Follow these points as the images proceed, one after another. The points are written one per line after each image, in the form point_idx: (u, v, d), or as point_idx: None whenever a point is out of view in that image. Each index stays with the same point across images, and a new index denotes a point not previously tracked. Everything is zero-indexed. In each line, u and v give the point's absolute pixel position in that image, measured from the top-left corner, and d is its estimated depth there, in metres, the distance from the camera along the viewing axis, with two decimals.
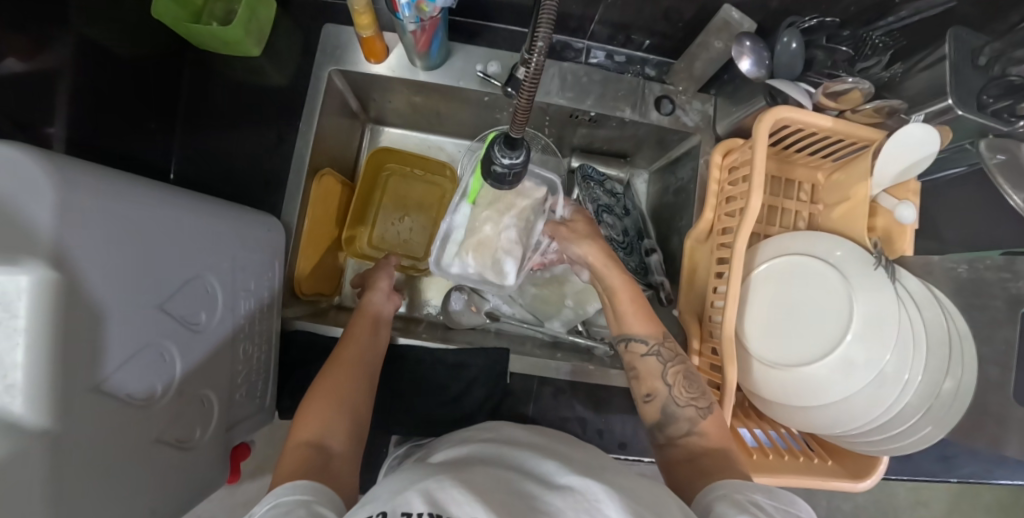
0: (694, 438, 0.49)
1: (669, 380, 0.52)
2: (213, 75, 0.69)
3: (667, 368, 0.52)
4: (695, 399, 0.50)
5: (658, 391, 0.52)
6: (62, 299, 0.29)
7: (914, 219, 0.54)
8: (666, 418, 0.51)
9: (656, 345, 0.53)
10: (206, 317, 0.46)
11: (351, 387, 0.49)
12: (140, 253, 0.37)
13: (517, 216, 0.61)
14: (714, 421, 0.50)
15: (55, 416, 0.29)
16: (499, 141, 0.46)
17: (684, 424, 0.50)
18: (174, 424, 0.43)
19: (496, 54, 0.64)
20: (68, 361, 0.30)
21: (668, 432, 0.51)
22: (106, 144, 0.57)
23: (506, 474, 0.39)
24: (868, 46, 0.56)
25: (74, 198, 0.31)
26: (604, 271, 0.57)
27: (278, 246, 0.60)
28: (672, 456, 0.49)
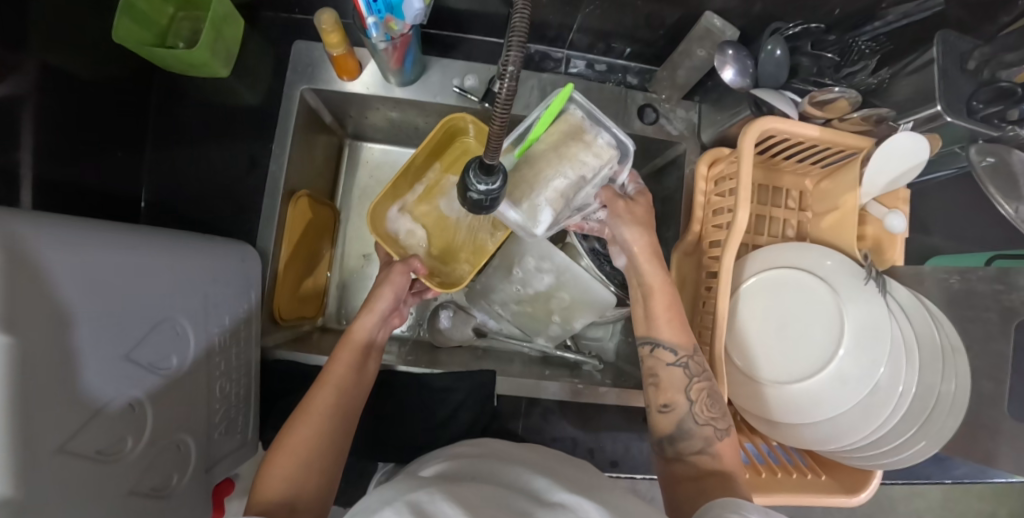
0: (706, 458, 0.48)
1: (691, 395, 0.50)
2: (183, 97, 0.66)
3: (692, 384, 0.50)
4: (715, 420, 0.49)
5: (677, 404, 0.50)
6: (21, 364, 0.27)
7: (904, 227, 0.53)
8: (679, 433, 0.49)
9: (684, 357, 0.51)
10: (177, 360, 0.45)
11: (321, 446, 0.42)
12: (103, 304, 0.35)
13: (580, 166, 0.52)
14: (729, 443, 0.49)
15: (23, 487, 0.27)
16: (474, 167, 0.44)
17: (698, 442, 0.49)
18: (147, 474, 0.42)
19: (473, 68, 0.62)
20: (28, 428, 0.28)
21: (679, 448, 0.49)
22: (74, 178, 0.55)
23: (497, 490, 0.38)
24: (855, 52, 0.55)
25: (29, 256, 0.29)
26: (646, 264, 0.54)
27: (253, 276, 0.58)
28: (679, 471, 0.48)
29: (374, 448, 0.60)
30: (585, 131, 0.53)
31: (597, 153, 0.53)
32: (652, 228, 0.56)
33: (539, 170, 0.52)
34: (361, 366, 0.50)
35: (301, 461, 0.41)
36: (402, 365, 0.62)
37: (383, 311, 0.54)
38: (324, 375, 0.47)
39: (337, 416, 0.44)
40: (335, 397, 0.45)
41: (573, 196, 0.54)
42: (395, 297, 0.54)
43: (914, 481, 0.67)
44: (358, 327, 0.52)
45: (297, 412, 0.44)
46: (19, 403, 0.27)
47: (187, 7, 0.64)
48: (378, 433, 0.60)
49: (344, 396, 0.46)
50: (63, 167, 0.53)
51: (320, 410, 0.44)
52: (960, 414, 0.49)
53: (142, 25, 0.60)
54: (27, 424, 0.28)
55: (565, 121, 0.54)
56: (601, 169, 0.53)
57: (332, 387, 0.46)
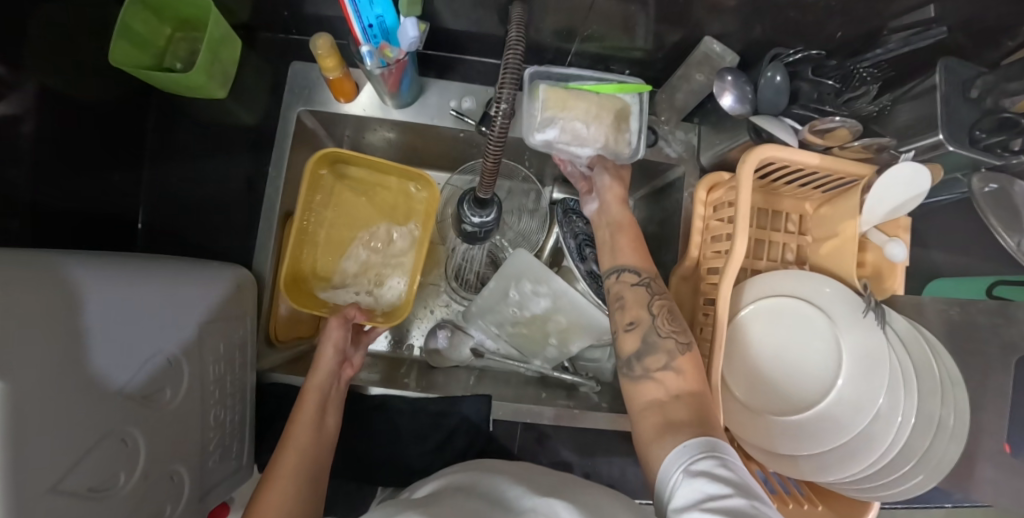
0: (668, 375, 0.45)
1: (654, 310, 0.49)
2: (180, 118, 0.66)
3: (655, 299, 0.50)
4: (676, 333, 0.47)
5: (642, 319, 0.49)
6: (13, 408, 0.27)
7: (905, 256, 0.53)
8: (645, 347, 0.47)
9: (647, 278, 0.52)
10: (170, 392, 0.45)
11: (290, 507, 0.43)
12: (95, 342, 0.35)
13: (600, 130, 0.56)
14: (691, 358, 0.46)
15: None
16: (467, 200, 0.44)
17: (662, 357, 0.46)
18: (140, 507, 0.42)
19: (470, 90, 0.62)
20: (22, 469, 0.28)
21: (645, 363, 0.46)
22: (70, 202, 0.55)
23: (474, 504, 0.37)
24: (856, 78, 0.53)
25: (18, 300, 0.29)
26: (616, 207, 0.56)
27: (249, 300, 0.58)
28: (646, 393, 0.45)
29: (369, 472, 0.60)
30: (626, 123, 0.57)
31: (616, 141, 0.57)
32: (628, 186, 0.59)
33: (571, 106, 0.55)
34: (322, 421, 0.50)
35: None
36: (374, 386, 0.61)
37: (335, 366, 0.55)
38: (285, 437, 0.48)
39: (302, 476, 0.45)
40: (297, 459, 0.46)
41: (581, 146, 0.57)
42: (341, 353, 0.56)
43: (915, 506, 0.67)
44: (315, 384, 0.53)
45: (260, 482, 0.44)
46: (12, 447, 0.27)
47: (185, 28, 0.64)
48: (373, 457, 0.60)
49: (306, 458, 0.47)
50: (59, 190, 0.53)
51: (286, 474, 0.45)
52: (961, 442, 0.48)
53: (140, 48, 0.60)
54: (20, 466, 0.28)
55: (619, 104, 0.57)
56: (610, 150, 0.57)
57: (296, 450, 0.47)
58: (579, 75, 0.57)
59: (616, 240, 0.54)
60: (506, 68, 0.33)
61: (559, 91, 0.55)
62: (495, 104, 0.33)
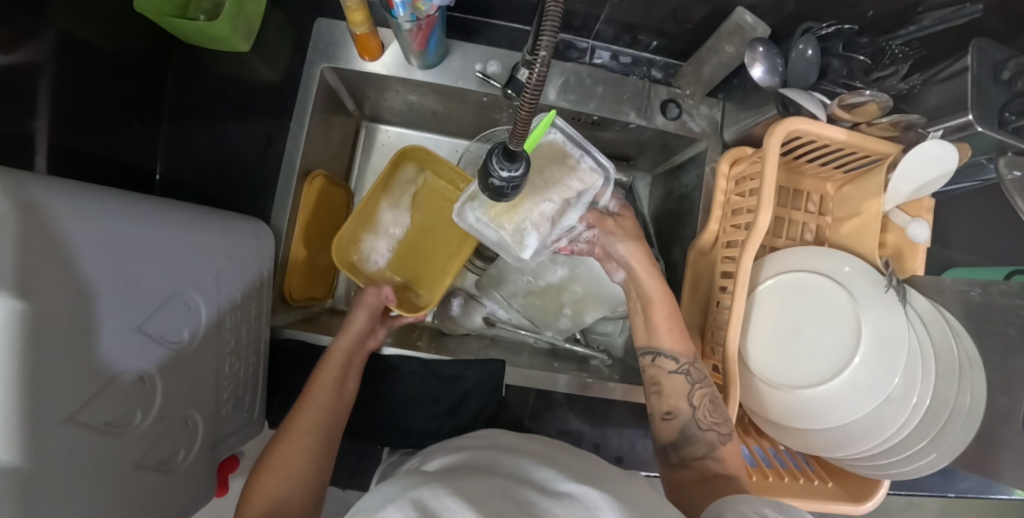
0: (712, 462, 0.48)
1: (694, 401, 0.50)
2: (201, 72, 0.66)
3: (694, 390, 0.50)
4: (718, 425, 0.49)
5: (680, 411, 0.50)
6: (34, 327, 0.26)
7: (927, 238, 0.52)
8: (682, 439, 0.50)
9: (685, 364, 0.51)
10: (189, 334, 0.44)
11: (303, 459, 0.45)
12: (118, 277, 0.35)
13: (562, 195, 0.53)
14: (732, 447, 0.49)
15: (28, 453, 0.27)
16: (497, 152, 0.44)
17: (702, 447, 0.49)
18: (153, 449, 0.42)
19: (496, 53, 0.61)
20: (38, 396, 0.28)
21: (683, 454, 0.50)
22: (89, 148, 0.54)
23: (503, 480, 0.37)
24: (886, 56, 0.55)
25: (46, 223, 0.28)
26: (646, 277, 0.55)
27: (266, 255, 0.58)
28: (683, 475, 0.49)
29: (379, 432, 0.60)
30: (569, 155, 0.53)
31: (580, 178, 0.53)
32: (643, 241, 0.58)
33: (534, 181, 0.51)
34: (341, 385, 0.52)
35: (284, 475, 0.43)
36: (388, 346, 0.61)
37: (360, 333, 0.57)
38: (305, 395, 0.50)
39: (319, 431, 0.48)
40: (316, 415, 0.48)
41: (559, 220, 0.54)
42: (364, 322, 0.57)
43: (919, 492, 0.67)
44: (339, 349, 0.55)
45: (276, 435, 0.47)
46: (30, 372, 0.27)
47: None
48: (383, 417, 0.60)
49: (319, 419, 0.48)
50: (77, 137, 0.52)
51: (303, 427, 0.47)
52: (974, 424, 0.49)
53: None
54: (36, 394, 0.27)
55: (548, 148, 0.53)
56: (586, 191, 0.54)
57: (313, 406, 0.49)
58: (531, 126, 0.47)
59: (650, 317, 0.53)
60: (546, 19, 0.29)
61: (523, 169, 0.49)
62: (533, 56, 0.30)
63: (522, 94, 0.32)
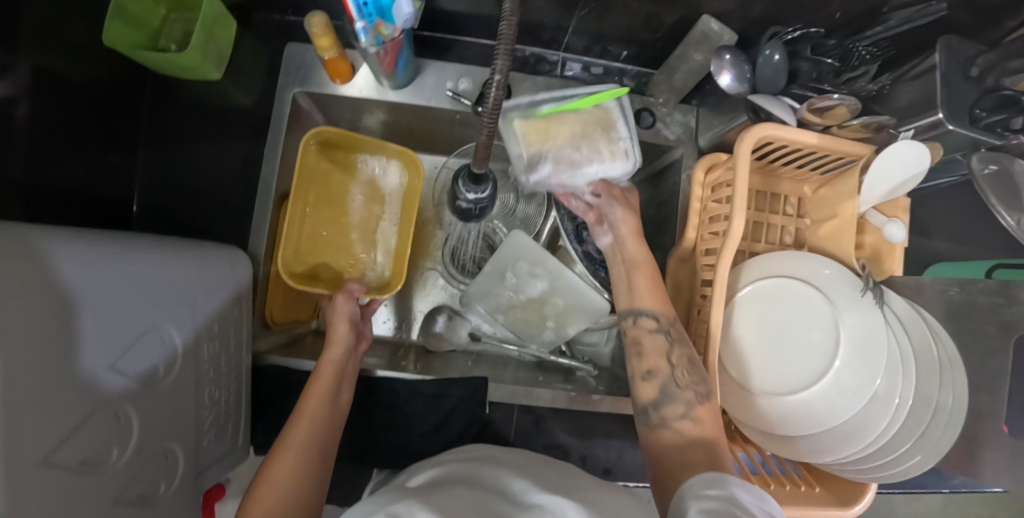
0: (687, 423, 0.46)
1: (673, 360, 0.49)
2: (176, 100, 0.66)
3: (673, 348, 0.49)
4: (696, 384, 0.47)
5: (659, 368, 0.49)
6: (8, 375, 0.27)
7: (904, 238, 0.52)
8: (662, 397, 0.47)
9: (665, 324, 0.51)
10: (165, 368, 0.45)
11: (299, 473, 0.43)
12: (91, 317, 0.35)
13: (593, 150, 0.56)
14: (709, 408, 0.47)
15: (5, 500, 0.27)
16: (462, 176, 0.44)
17: (681, 406, 0.46)
18: (132, 484, 0.42)
19: (467, 70, 0.61)
20: (15, 441, 0.28)
21: (663, 413, 0.46)
22: (65, 182, 0.54)
23: (480, 494, 0.37)
24: (855, 57, 0.53)
25: (17, 269, 0.29)
26: (632, 243, 0.55)
27: (245, 282, 0.58)
28: (663, 441, 0.46)
29: (365, 453, 0.60)
30: (615, 130, 0.56)
31: (613, 151, 0.56)
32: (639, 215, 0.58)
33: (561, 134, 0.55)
34: (333, 396, 0.51)
35: (281, 493, 0.42)
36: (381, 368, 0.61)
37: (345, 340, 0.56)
38: (297, 409, 0.48)
39: (313, 447, 0.46)
40: (307, 431, 0.47)
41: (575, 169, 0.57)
42: (347, 329, 0.56)
43: (910, 491, 0.67)
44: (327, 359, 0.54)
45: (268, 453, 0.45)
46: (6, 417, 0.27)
47: (179, 8, 0.63)
48: (368, 439, 0.60)
49: (310, 431, 0.47)
50: (52, 174, 0.52)
51: (296, 442, 0.45)
52: (957, 425, 0.48)
53: (133, 28, 0.59)
54: (12, 438, 0.28)
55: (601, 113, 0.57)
56: (612, 165, 0.56)
57: (305, 423, 0.47)
58: (549, 95, 0.55)
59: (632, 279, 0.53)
60: (498, 45, 0.33)
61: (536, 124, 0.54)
62: (488, 79, 0.34)
63: (483, 116, 0.37)
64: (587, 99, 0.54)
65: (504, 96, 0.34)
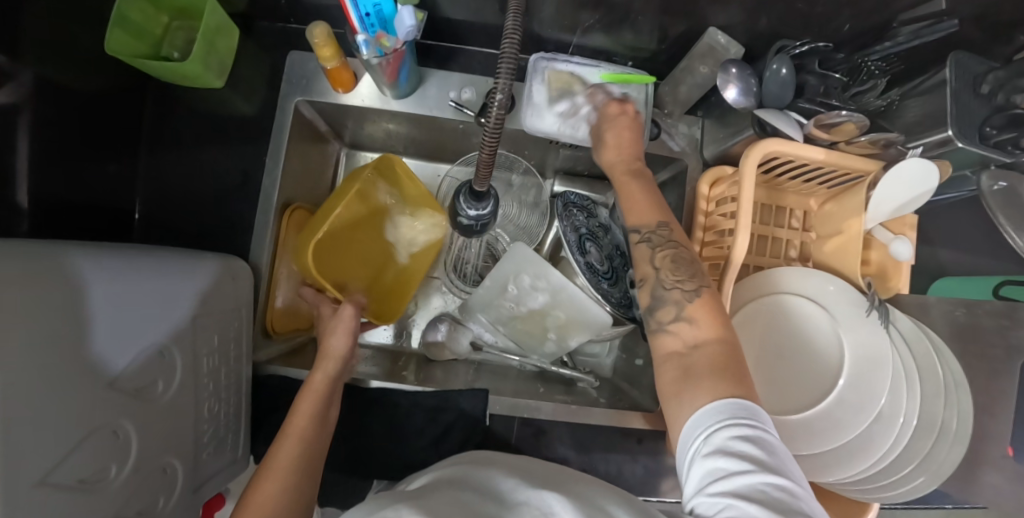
0: (682, 326, 0.41)
1: (657, 264, 0.46)
2: (178, 108, 0.66)
3: (655, 252, 0.46)
4: (682, 281, 0.44)
5: (646, 275, 0.46)
6: None
7: (910, 255, 0.51)
8: (655, 301, 0.44)
9: (647, 232, 0.47)
10: (164, 385, 0.45)
11: (288, 492, 0.42)
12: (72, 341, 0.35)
13: None
14: (703, 305, 0.42)
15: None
16: (464, 191, 0.44)
17: (671, 309, 0.43)
18: (133, 499, 0.42)
19: (470, 80, 0.61)
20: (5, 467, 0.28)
21: (656, 316, 0.43)
22: (65, 191, 0.54)
23: (466, 496, 0.36)
24: (863, 72, 0.53)
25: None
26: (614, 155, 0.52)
27: (246, 291, 0.58)
28: (665, 346, 0.42)
29: (364, 465, 0.59)
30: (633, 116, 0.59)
31: None
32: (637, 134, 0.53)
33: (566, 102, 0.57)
34: (324, 415, 0.50)
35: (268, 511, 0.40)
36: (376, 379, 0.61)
37: (338, 358, 0.55)
38: (286, 426, 0.47)
39: (300, 465, 0.44)
40: (297, 447, 0.45)
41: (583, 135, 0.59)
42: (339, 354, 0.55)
43: (915, 509, 0.67)
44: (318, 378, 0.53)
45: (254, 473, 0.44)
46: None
47: (182, 16, 0.63)
48: (369, 451, 0.60)
49: (298, 450, 0.45)
50: (53, 185, 0.52)
51: (284, 460, 0.44)
52: (965, 443, 0.47)
53: (136, 36, 0.59)
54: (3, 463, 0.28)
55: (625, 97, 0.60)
56: None
57: (292, 441, 0.46)
58: (586, 65, 0.59)
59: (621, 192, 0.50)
60: (503, 58, 0.33)
61: (564, 78, 0.59)
62: (491, 94, 0.34)
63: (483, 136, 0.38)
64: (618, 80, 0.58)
65: (507, 112, 0.34)
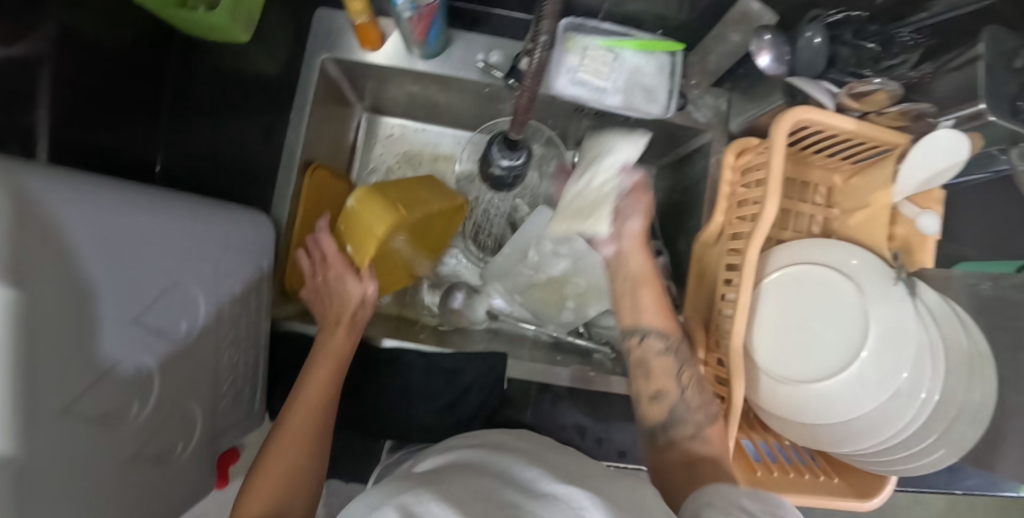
0: (699, 440, 0.47)
1: (683, 382, 0.50)
2: (201, 63, 0.65)
3: (681, 369, 0.51)
4: (705, 403, 0.50)
5: (669, 391, 0.50)
6: (33, 314, 0.26)
7: (937, 229, 0.51)
8: (671, 419, 0.49)
9: (673, 345, 0.52)
10: (187, 326, 0.44)
11: (302, 462, 0.45)
12: (109, 273, 0.34)
13: (629, 91, 0.59)
14: (719, 429, 0.48)
15: (20, 444, 0.26)
16: (498, 142, 0.45)
17: (691, 427, 0.48)
18: (151, 439, 0.42)
19: (498, 43, 0.61)
20: (33, 388, 0.27)
21: (671, 434, 0.49)
22: (90, 139, 0.54)
23: (485, 487, 0.33)
24: (897, 44, 0.53)
25: (37, 215, 0.27)
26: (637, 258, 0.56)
27: (267, 246, 0.58)
28: (676, 454, 0.47)
29: (380, 425, 0.60)
30: (658, 84, 0.60)
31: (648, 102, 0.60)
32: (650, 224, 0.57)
33: (588, 198, 0.56)
34: (333, 384, 0.51)
35: (285, 481, 0.44)
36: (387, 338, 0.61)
37: (347, 327, 0.55)
38: (296, 396, 0.49)
39: (312, 435, 0.47)
40: (309, 419, 0.47)
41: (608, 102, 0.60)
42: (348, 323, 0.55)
43: (921, 489, 0.67)
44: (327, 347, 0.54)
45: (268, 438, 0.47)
46: (28, 362, 0.26)
47: None
48: (385, 411, 0.60)
49: (309, 421, 0.48)
50: (78, 131, 0.52)
51: (298, 431, 0.47)
52: (983, 424, 0.49)
53: None
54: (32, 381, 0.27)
55: (653, 64, 0.60)
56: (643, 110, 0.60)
57: (303, 412, 0.48)
58: (614, 30, 0.59)
59: (639, 295, 0.54)
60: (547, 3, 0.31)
61: (596, 52, 0.59)
62: (535, 37, 0.33)
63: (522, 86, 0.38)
64: (646, 48, 0.58)
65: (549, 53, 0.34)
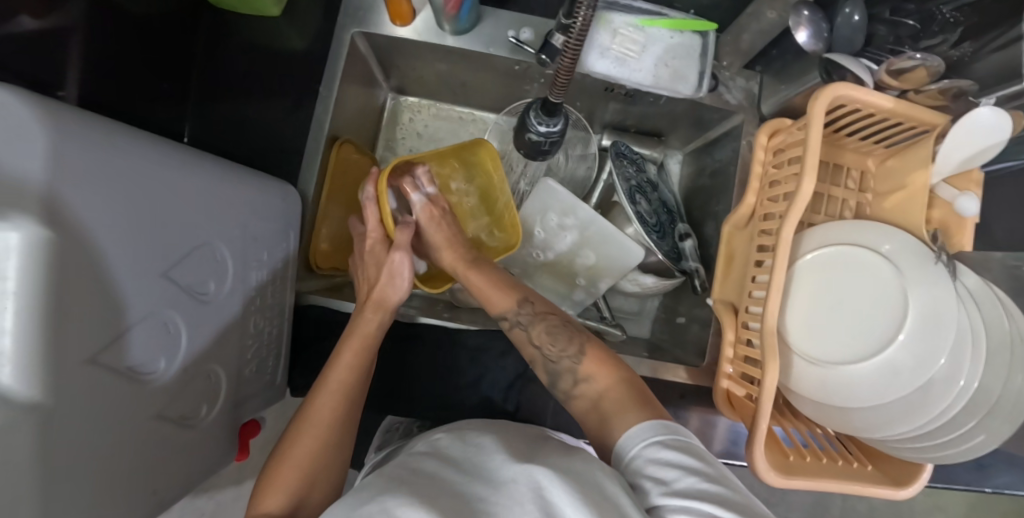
0: (585, 386, 0.46)
1: (539, 344, 0.50)
2: (231, 38, 0.65)
3: (530, 331, 0.50)
4: (564, 350, 0.48)
5: (534, 357, 0.50)
6: (56, 252, 0.25)
7: (976, 211, 0.49)
8: (553, 376, 0.48)
9: (514, 315, 0.52)
10: (215, 287, 0.44)
11: (324, 448, 0.44)
12: (135, 219, 0.33)
13: (659, 71, 0.59)
14: (597, 360, 0.46)
15: (47, 388, 0.25)
16: (534, 108, 0.48)
17: (568, 378, 0.47)
18: (178, 399, 0.41)
19: (529, 20, 0.60)
20: (63, 330, 0.26)
21: (563, 390, 0.47)
22: (122, 106, 0.54)
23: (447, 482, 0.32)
24: (936, 22, 0.52)
25: (59, 155, 0.26)
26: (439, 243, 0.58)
27: (293, 217, 0.57)
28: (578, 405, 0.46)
29: (402, 402, 0.59)
30: (690, 64, 0.59)
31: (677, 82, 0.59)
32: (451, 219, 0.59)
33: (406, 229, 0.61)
34: (359, 369, 0.49)
35: (306, 467, 0.43)
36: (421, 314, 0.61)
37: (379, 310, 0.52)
38: (323, 379, 0.48)
39: (334, 422, 0.46)
40: (331, 406, 0.46)
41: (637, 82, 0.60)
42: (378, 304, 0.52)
43: (953, 486, 0.65)
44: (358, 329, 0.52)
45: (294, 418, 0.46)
46: (54, 299, 0.25)
47: None
48: (407, 388, 0.59)
49: (333, 406, 0.46)
50: (112, 96, 0.52)
51: (320, 417, 0.45)
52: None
53: None
54: (60, 321, 0.26)
55: (685, 43, 0.59)
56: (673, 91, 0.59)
57: (326, 398, 0.46)
58: (647, 9, 0.58)
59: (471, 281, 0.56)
60: None
61: (626, 31, 0.58)
62: None
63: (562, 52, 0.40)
64: (678, 26, 0.57)
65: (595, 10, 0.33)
